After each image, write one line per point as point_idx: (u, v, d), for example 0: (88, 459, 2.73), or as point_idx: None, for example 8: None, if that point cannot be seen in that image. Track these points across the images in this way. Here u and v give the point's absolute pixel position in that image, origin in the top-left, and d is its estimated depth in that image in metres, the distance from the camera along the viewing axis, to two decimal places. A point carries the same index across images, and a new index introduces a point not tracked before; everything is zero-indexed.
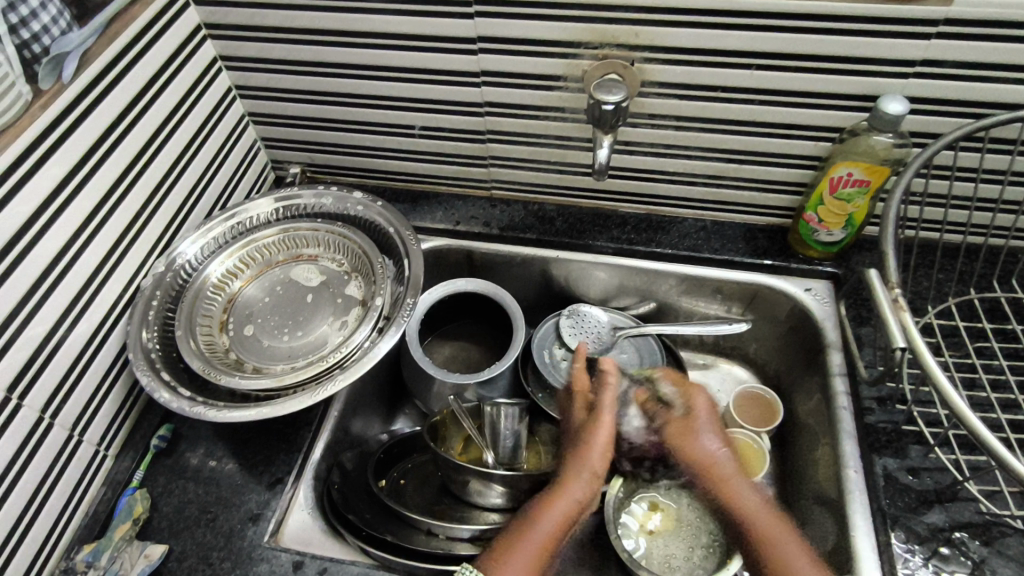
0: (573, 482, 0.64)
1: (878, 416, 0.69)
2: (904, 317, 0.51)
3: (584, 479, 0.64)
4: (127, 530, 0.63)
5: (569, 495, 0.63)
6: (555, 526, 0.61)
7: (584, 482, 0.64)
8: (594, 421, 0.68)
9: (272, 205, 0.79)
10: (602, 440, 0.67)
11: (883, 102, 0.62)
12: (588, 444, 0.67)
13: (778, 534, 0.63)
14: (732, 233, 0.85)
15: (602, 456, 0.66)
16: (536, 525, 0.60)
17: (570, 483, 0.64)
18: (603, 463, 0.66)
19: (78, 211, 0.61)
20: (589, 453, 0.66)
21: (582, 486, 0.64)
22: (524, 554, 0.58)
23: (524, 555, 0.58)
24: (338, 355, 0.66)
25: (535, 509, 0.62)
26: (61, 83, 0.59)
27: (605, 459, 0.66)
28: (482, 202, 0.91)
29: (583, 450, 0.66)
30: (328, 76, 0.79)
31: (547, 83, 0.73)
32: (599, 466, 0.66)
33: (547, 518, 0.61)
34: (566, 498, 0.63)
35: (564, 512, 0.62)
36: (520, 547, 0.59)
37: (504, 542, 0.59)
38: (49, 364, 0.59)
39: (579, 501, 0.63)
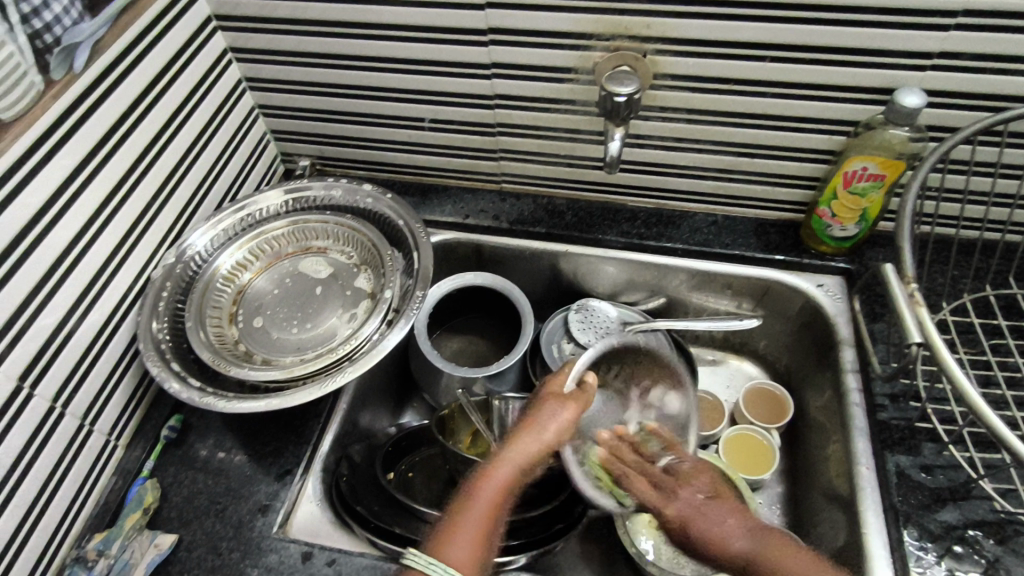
0: (516, 451, 0.59)
1: (891, 413, 0.68)
2: (921, 312, 0.51)
3: (530, 452, 0.59)
4: (137, 519, 0.63)
5: (509, 465, 0.58)
6: (493, 503, 0.56)
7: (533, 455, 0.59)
8: (556, 398, 0.64)
9: (282, 197, 0.79)
10: (557, 414, 0.62)
11: (900, 95, 0.62)
12: (542, 418, 0.62)
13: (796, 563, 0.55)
14: (743, 228, 0.84)
15: (553, 431, 0.61)
16: (474, 502, 0.56)
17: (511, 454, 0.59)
18: (553, 436, 0.61)
19: (89, 202, 0.61)
20: (542, 424, 0.61)
21: (525, 457, 0.59)
22: (461, 535, 0.53)
23: (469, 534, 0.54)
24: (347, 348, 0.66)
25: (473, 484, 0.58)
26: (72, 74, 0.59)
27: (557, 434, 0.61)
28: (491, 196, 0.91)
29: (532, 422, 0.62)
30: (338, 68, 0.78)
31: (558, 75, 0.72)
32: (551, 441, 0.61)
33: (486, 493, 0.57)
34: (507, 469, 0.58)
35: (504, 485, 0.57)
36: (459, 529, 0.54)
37: (449, 520, 0.55)
38: (61, 354, 0.60)
39: (521, 472, 0.59)
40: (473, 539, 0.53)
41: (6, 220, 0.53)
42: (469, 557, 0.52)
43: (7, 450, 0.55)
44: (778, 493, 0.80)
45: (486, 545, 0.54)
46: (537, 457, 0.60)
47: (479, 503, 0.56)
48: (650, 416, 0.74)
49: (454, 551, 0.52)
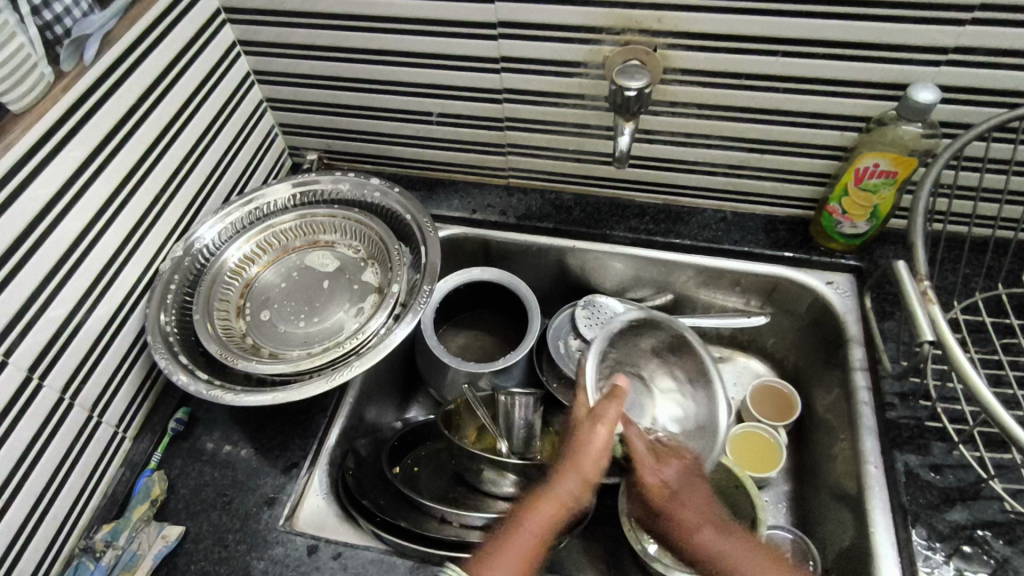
0: (560, 484, 0.60)
1: (900, 412, 0.67)
2: (934, 309, 0.50)
3: (570, 479, 0.60)
4: (143, 511, 0.64)
5: (554, 497, 0.60)
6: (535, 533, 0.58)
7: (574, 483, 0.60)
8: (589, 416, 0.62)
9: (290, 191, 0.79)
10: (596, 435, 0.60)
11: (913, 91, 0.61)
12: (580, 442, 0.61)
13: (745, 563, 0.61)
14: (752, 225, 0.84)
15: (593, 456, 0.60)
16: (517, 531, 0.58)
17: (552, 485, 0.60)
18: (593, 460, 0.60)
19: (98, 194, 0.62)
20: (584, 447, 0.60)
21: (567, 486, 0.60)
22: (505, 564, 0.55)
23: (513, 560, 0.56)
24: (354, 342, 0.66)
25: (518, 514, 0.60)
26: (82, 66, 0.59)
27: (597, 458, 0.60)
28: (499, 191, 0.90)
29: (575, 448, 0.61)
30: (347, 61, 0.78)
31: (567, 69, 0.72)
32: (591, 468, 0.60)
33: (529, 523, 0.59)
34: (546, 504, 0.60)
35: (548, 514, 0.59)
36: (500, 555, 0.56)
37: (494, 547, 0.57)
38: (70, 345, 0.60)
39: (566, 503, 0.60)
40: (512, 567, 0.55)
41: (16, 211, 0.53)
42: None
43: (17, 440, 0.55)
44: (785, 491, 0.80)
45: (529, 572, 0.56)
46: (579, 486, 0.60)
47: (522, 531, 0.58)
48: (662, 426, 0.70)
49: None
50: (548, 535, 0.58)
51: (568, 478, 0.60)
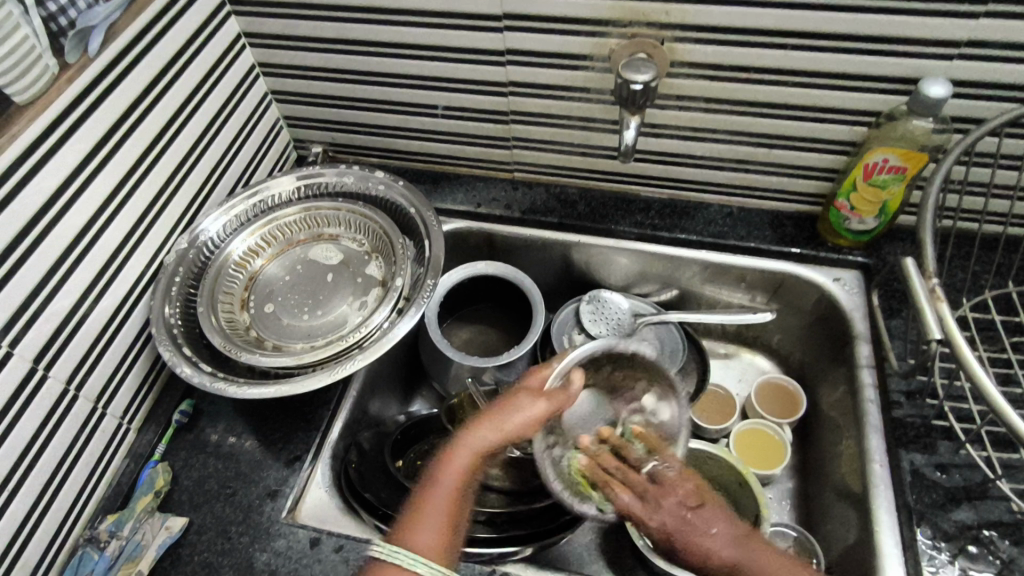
0: (476, 437, 0.60)
1: (907, 411, 0.67)
2: (942, 307, 0.50)
3: (486, 436, 0.59)
4: (148, 502, 0.64)
5: (467, 451, 0.59)
6: (454, 490, 0.57)
7: (481, 439, 0.59)
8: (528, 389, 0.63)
9: (294, 183, 0.79)
10: (525, 399, 0.62)
11: (924, 86, 0.60)
12: (510, 404, 0.62)
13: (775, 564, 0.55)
14: (759, 220, 0.83)
15: (519, 420, 0.60)
16: (436, 489, 0.57)
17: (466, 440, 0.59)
18: (517, 423, 0.60)
19: (102, 187, 0.62)
20: (505, 416, 0.61)
21: (483, 441, 0.59)
22: (427, 526, 0.54)
23: (431, 522, 0.55)
24: (357, 336, 0.66)
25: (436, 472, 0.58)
26: (87, 58, 0.59)
27: (522, 421, 0.60)
28: (504, 185, 0.90)
29: (490, 413, 0.61)
30: (352, 54, 0.78)
31: (574, 62, 0.71)
32: (513, 429, 0.60)
33: (445, 480, 0.57)
34: (467, 454, 0.59)
35: (464, 470, 0.58)
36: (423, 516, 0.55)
37: (410, 511, 0.56)
38: (75, 337, 0.60)
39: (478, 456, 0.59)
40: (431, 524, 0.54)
41: (21, 203, 0.54)
42: (434, 544, 0.53)
43: (22, 431, 0.55)
44: (789, 489, 0.79)
45: (452, 531, 0.55)
46: (500, 439, 0.60)
47: (440, 491, 0.57)
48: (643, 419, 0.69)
49: (419, 540, 0.53)
50: (465, 494, 0.57)
51: (480, 440, 0.59)
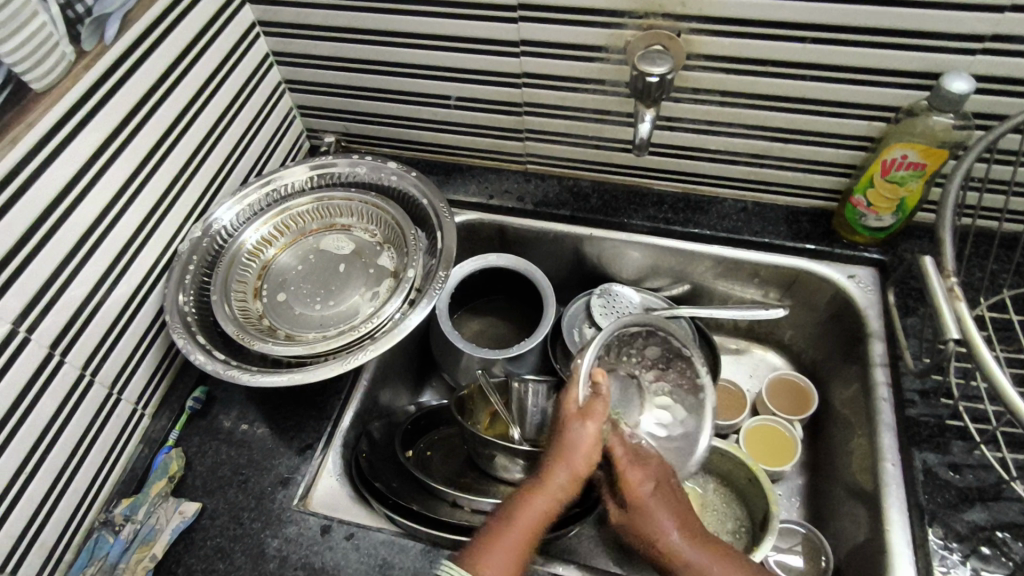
0: (552, 481, 0.58)
1: (920, 410, 0.66)
2: (960, 307, 0.49)
3: (561, 472, 0.59)
4: (161, 487, 0.65)
5: (541, 495, 0.58)
6: (524, 534, 0.56)
7: (559, 476, 0.58)
8: (577, 413, 0.60)
9: (308, 173, 0.79)
10: (582, 429, 0.59)
11: (946, 81, 0.59)
12: (569, 436, 0.60)
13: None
14: (773, 216, 0.82)
15: (582, 454, 0.59)
16: (505, 532, 0.56)
17: (541, 485, 0.58)
18: (583, 459, 0.59)
19: (117, 175, 0.62)
20: (571, 444, 0.59)
21: (556, 483, 0.58)
22: (494, 560, 0.55)
23: (499, 553, 0.55)
24: (369, 326, 0.66)
25: (508, 513, 0.57)
26: (102, 45, 0.59)
27: (588, 457, 0.59)
28: (516, 176, 0.90)
29: (563, 444, 0.60)
30: (365, 43, 0.78)
31: (588, 54, 0.71)
32: (583, 463, 0.59)
33: (522, 518, 0.57)
34: (537, 499, 0.58)
35: (537, 513, 0.57)
36: (490, 556, 0.55)
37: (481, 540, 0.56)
38: (90, 324, 0.61)
39: (554, 499, 0.58)
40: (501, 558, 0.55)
41: (37, 192, 0.54)
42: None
43: (39, 416, 0.56)
44: (799, 485, 0.79)
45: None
46: (570, 479, 0.59)
47: (510, 534, 0.56)
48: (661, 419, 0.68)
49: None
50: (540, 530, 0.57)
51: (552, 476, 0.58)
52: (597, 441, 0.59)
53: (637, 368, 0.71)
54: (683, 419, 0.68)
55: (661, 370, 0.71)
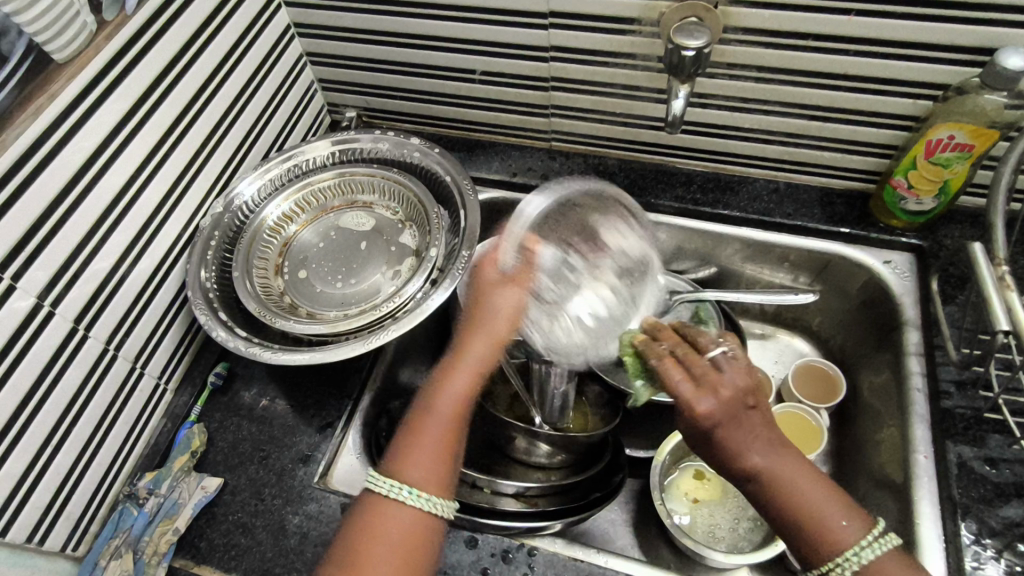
0: (465, 357, 0.52)
1: (957, 401, 0.64)
2: (1011, 296, 0.47)
3: (479, 345, 0.53)
4: (185, 462, 0.65)
5: (461, 376, 0.51)
6: (453, 419, 0.50)
7: (478, 351, 0.52)
8: (500, 281, 0.55)
9: (330, 149, 0.77)
10: (504, 298, 0.54)
11: (1001, 56, 0.56)
12: (487, 305, 0.54)
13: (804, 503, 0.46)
14: (807, 198, 0.79)
15: (503, 322, 0.54)
16: (430, 414, 0.50)
17: (457, 369, 0.52)
18: (505, 326, 0.54)
19: (140, 148, 0.61)
20: (489, 314, 0.54)
21: (473, 356, 0.52)
22: (419, 455, 0.48)
23: (428, 443, 0.49)
24: (391, 306, 0.65)
25: (429, 403, 0.51)
26: (124, 15, 0.58)
27: (509, 322, 0.54)
28: (540, 154, 0.87)
29: (477, 314, 0.54)
30: (390, 15, 0.76)
31: (620, 27, 0.68)
32: (503, 331, 0.53)
33: (443, 399, 0.51)
34: (455, 377, 0.51)
35: (461, 395, 0.51)
36: (420, 450, 0.49)
37: (403, 438, 0.50)
38: (114, 298, 0.61)
39: (476, 372, 0.52)
40: (429, 453, 0.49)
41: (59, 164, 0.53)
42: (431, 476, 0.48)
43: (64, 388, 0.56)
44: (823, 473, 0.77)
45: (452, 459, 0.49)
46: (492, 356, 0.53)
47: (435, 419, 0.50)
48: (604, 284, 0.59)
49: (418, 475, 0.48)
50: (467, 410, 0.51)
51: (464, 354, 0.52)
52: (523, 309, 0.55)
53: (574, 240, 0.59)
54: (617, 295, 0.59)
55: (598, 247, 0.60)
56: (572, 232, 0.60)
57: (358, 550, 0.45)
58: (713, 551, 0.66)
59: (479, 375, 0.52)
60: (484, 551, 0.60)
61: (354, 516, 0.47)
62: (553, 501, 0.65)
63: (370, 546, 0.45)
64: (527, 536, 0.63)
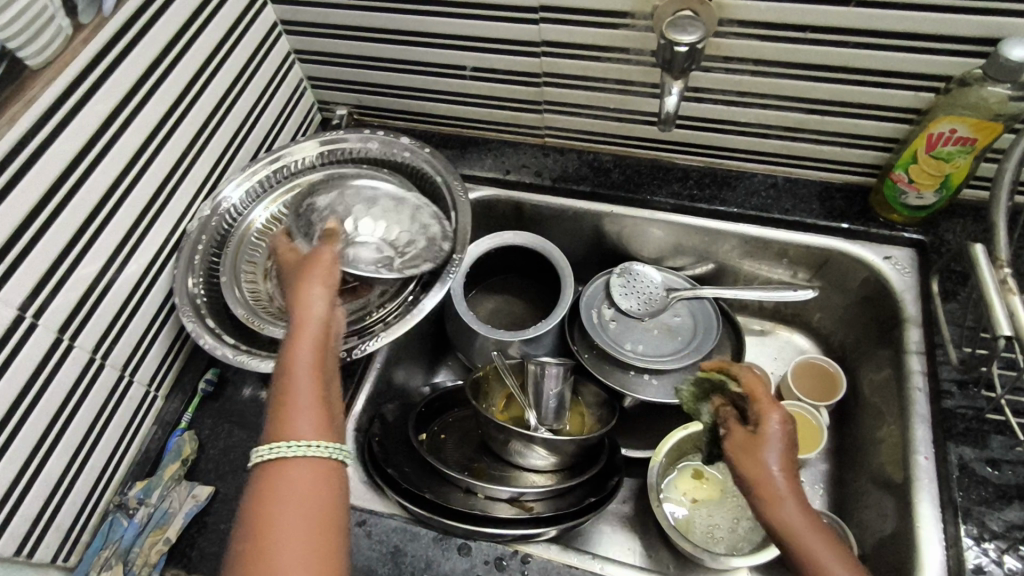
0: (304, 318, 0.53)
1: (958, 401, 0.63)
2: (1013, 301, 0.46)
3: (313, 301, 0.54)
4: (175, 470, 0.64)
5: (307, 336, 0.52)
6: (317, 369, 0.51)
7: (314, 305, 0.54)
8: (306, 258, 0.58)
9: (317, 149, 0.76)
10: (311, 259, 0.57)
11: (1005, 47, 0.54)
12: (304, 277, 0.56)
13: (811, 543, 0.46)
14: (806, 193, 0.78)
15: (325, 278, 0.56)
16: (293, 378, 0.50)
17: (301, 330, 0.52)
18: (329, 280, 0.56)
19: (122, 152, 0.60)
20: (310, 279, 0.56)
21: (314, 311, 0.54)
22: (299, 414, 0.48)
23: (300, 401, 0.48)
24: (383, 311, 0.66)
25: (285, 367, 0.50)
26: (101, 17, 0.56)
27: (330, 277, 0.57)
28: (534, 150, 0.86)
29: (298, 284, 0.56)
30: (377, 11, 0.74)
31: (613, 20, 0.67)
32: (329, 282, 0.56)
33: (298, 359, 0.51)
34: (302, 340, 0.52)
35: (313, 350, 0.52)
36: (295, 410, 0.48)
37: (273, 414, 0.48)
38: (99, 306, 0.60)
39: (321, 325, 0.53)
40: (306, 408, 0.48)
41: (38, 172, 0.52)
42: (319, 425, 0.48)
43: (50, 400, 0.56)
44: (822, 472, 0.76)
45: (328, 407, 0.50)
46: (328, 309, 0.54)
47: (299, 382, 0.50)
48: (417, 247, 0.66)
49: (301, 429, 0.47)
50: (325, 360, 0.52)
51: (304, 315, 0.53)
52: (337, 262, 0.58)
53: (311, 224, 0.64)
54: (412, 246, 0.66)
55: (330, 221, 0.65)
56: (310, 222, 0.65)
57: (260, 511, 0.44)
58: (711, 553, 0.65)
59: (325, 328, 0.53)
60: (477, 558, 0.60)
61: (249, 491, 0.46)
62: (551, 505, 0.64)
63: (272, 510, 0.44)
64: (520, 542, 0.61)
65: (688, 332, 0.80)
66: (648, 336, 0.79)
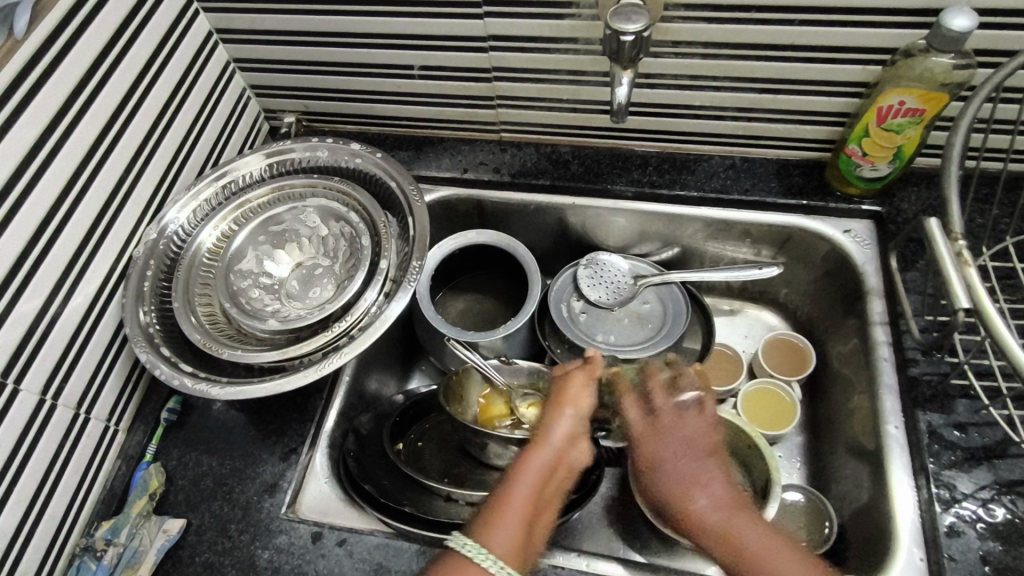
0: (542, 451, 0.56)
1: (923, 369, 0.64)
2: (968, 273, 0.47)
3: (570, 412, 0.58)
4: (143, 506, 0.62)
5: (539, 461, 0.55)
6: (533, 490, 0.54)
7: (588, 399, 0.59)
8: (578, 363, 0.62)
9: (262, 162, 0.74)
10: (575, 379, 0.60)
11: (947, 18, 0.55)
12: (563, 397, 0.59)
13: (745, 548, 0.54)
14: (764, 171, 0.78)
15: (580, 395, 0.59)
16: (518, 485, 0.54)
17: (544, 439, 0.56)
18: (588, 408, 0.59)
19: (55, 179, 0.57)
20: (562, 414, 0.58)
21: (559, 438, 0.57)
22: (506, 528, 0.51)
23: (513, 519, 0.51)
24: (346, 322, 0.62)
25: (514, 473, 0.55)
26: (14, 40, 0.52)
27: (579, 395, 0.59)
28: (491, 146, 0.84)
29: (552, 412, 0.58)
30: (317, 15, 0.72)
31: (558, 9, 0.65)
32: (580, 400, 0.59)
33: (526, 476, 0.54)
34: (537, 465, 0.55)
35: (543, 468, 0.55)
36: (512, 505, 0.52)
37: (491, 504, 0.53)
38: (44, 345, 0.57)
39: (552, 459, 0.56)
40: (515, 525, 0.51)
41: None
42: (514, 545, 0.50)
43: None
44: (799, 445, 0.77)
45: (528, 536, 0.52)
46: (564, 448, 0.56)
47: (524, 481, 0.54)
48: (342, 237, 0.71)
49: (500, 542, 0.50)
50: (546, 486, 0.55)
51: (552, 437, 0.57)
52: (585, 386, 0.60)
53: (240, 280, 0.68)
54: (336, 248, 0.72)
55: (252, 275, 0.70)
56: (235, 281, 0.68)
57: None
58: None
59: (535, 494, 0.53)
60: None
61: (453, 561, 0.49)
62: None
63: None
64: None
65: (658, 318, 0.79)
66: (619, 326, 0.79)
